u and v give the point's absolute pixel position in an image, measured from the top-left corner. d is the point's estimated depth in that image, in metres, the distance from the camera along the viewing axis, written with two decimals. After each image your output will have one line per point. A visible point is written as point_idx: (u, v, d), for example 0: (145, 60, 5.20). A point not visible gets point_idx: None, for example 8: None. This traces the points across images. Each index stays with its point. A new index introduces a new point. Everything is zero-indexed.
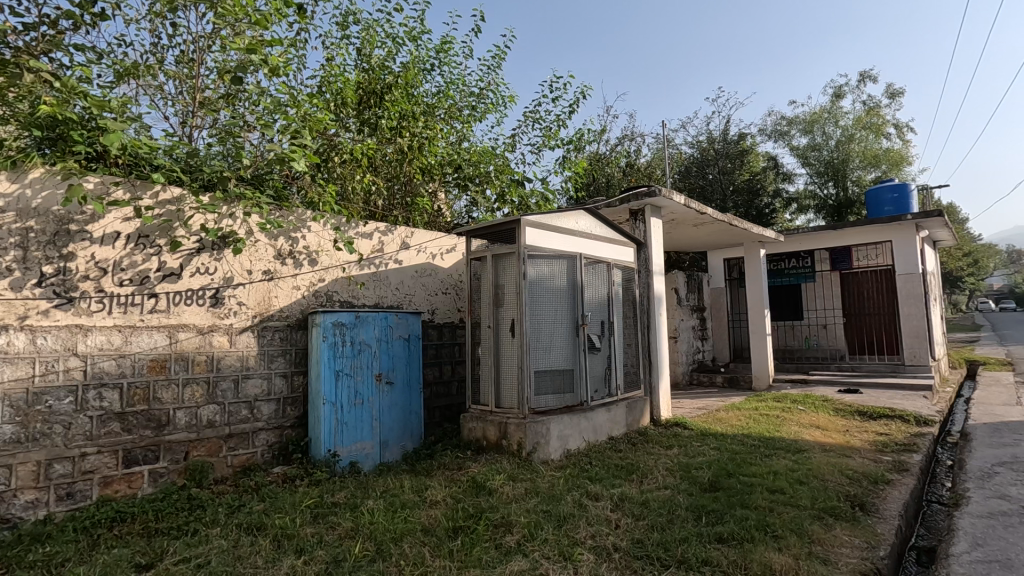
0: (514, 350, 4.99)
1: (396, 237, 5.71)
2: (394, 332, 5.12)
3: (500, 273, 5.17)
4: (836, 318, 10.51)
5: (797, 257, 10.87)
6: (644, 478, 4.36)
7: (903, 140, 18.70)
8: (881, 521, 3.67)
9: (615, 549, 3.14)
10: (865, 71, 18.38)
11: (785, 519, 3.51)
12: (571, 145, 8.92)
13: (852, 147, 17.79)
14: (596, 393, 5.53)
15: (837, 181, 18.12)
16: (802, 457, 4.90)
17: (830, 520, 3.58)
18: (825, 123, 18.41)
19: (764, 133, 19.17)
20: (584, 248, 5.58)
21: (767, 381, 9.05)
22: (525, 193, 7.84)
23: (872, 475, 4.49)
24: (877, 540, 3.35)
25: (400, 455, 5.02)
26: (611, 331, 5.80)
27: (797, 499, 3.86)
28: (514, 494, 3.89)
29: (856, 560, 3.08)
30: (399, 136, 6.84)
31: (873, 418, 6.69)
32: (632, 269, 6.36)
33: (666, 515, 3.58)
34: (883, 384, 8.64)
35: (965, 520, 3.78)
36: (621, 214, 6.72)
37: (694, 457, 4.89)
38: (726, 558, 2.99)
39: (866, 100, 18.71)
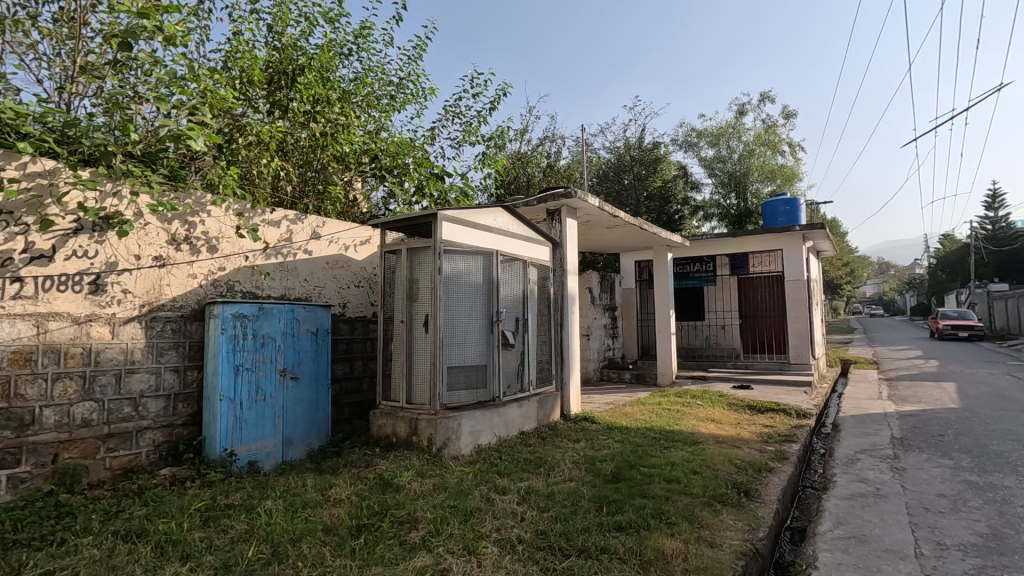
0: (427, 345, 4.95)
1: (306, 226, 5.46)
2: (301, 326, 4.92)
3: (416, 267, 5.10)
4: (733, 319, 11.28)
5: (700, 261, 11.59)
6: (551, 471, 4.49)
7: (796, 158, 20.47)
8: (761, 506, 4.00)
9: (519, 541, 3.21)
10: (765, 92, 19.93)
11: (679, 507, 3.75)
12: (491, 142, 8.95)
13: (752, 162, 19.23)
14: (508, 388, 5.61)
15: (739, 192, 19.52)
16: (697, 448, 5.25)
17: (718, 506, 3.86)
18: (729, 137, 19.72)
19: (675, 143, 20.27)
20: (501, 245, 5.63)
21: (670, 378, 9.60)
22: (444, 187, 7.78)
23: (757, 463, 4.90)
24: (757, 522, 3.66)
25: (304, 454, 4.83)
26: (525, 328, 5.90)
27: (690, 487, 4.13)
28: (422, 490, 3.86)
29: (738, 541, 3.34)
30: (313, 121, 6.55)
31: (761, 411, 7.30)
32: (547, 267, 6.50)
33: (570, 507, 3.70)
34: (770, 380, 9.44)
35: (831, 501, 4.21)
36: (538, 213, 6.84)
37: (599, 450, 5.09)
38: (623, 545, 3.14)
39: (765, 119, 20.31)
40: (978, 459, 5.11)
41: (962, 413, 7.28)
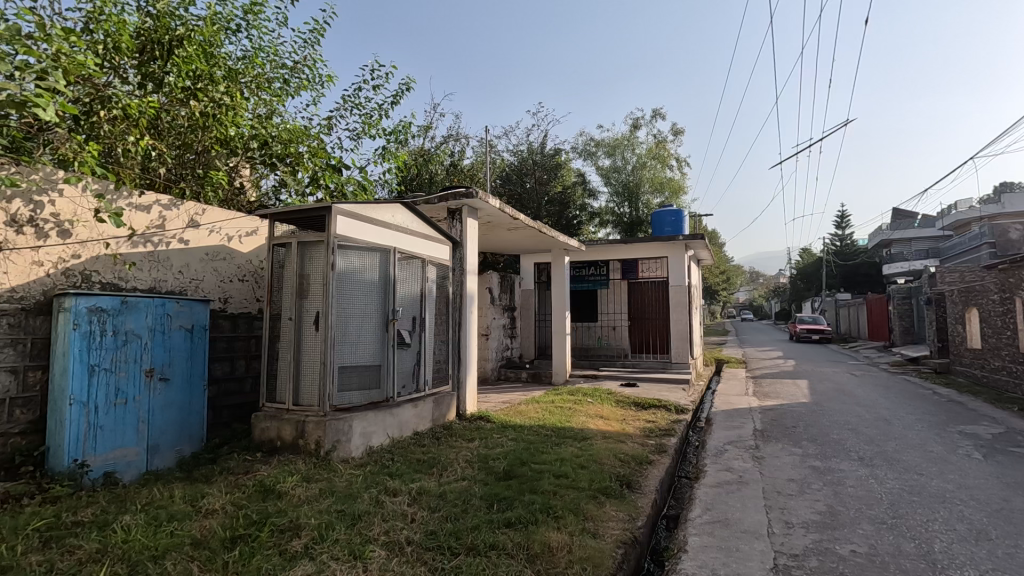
0: (317, 344, 4.73)
1: (182, 213, 5.00)
2: (173, 322, 4.50)
3: (307, 262, 4.86)
4: (623, 320, 11.93)
5: (595, 265, 12.12)
6: (444, 471, 4.47)
7: (682, 172, 22.07)
8: (641, 497, 4.28)
9: (407, 543, 3.17)
10: (656, 109, 21.29)
11: (566, 501, 3.90)
12: (392, 137, 8.74)
13: (643, 174, 20.48)
14: (403, 388, 5.50)
15: (631, 202, 20.72)
16: (586, 444, 5.49)
17: (602, 498, 4.07)
18: (625, 149, 20.81)
19: (575, 151, 21.06)
20: (399, 242, 5.52)
21: (564, 376, 9.96)
22: (341, 179, 7.49)
23: (639, 456, 5.23)
24: (637, 512, 3.91)
25: (174, 461, 4.42)
26: (422, 327, 5.83)
27: (577, 482, 4.31)
28: (306, 496, 3.69)
29: (619, 531, 3.55)
30: (194, 99, 6.01)
31: (645, 407, 7.80)
32: (446, 266, 6.47)
33: (461, 506, 3.71)
34: (654, 378, 10.11)
35: (702, 489, 4.59)
36: (438, 212, 6.79)
37: (493, 449, 5.15)
38: (511, 541, 3.20)
39: (656, 134, 21.69)
40: (822, 446, 5.85)
41: (812, 406, 8.26)
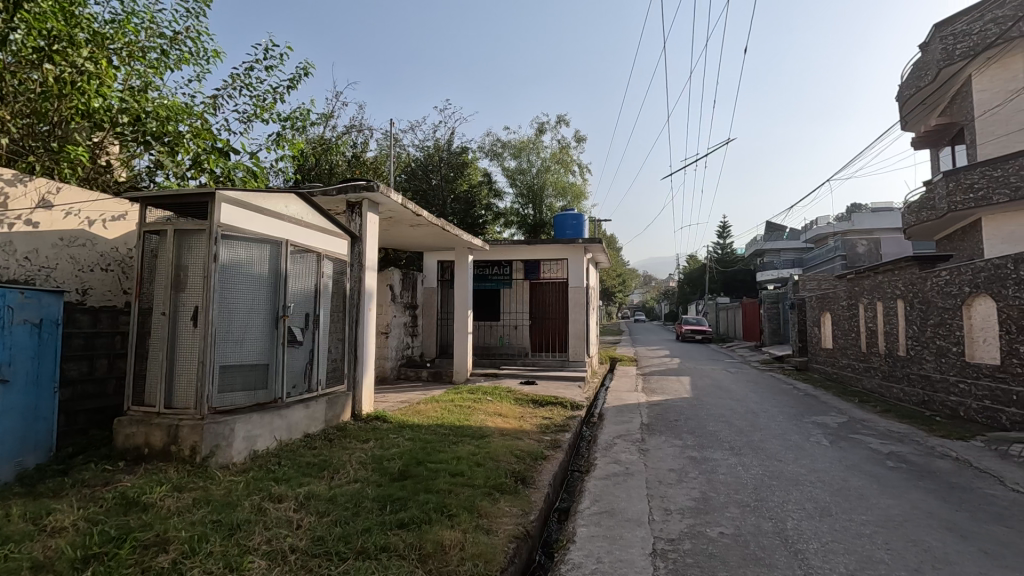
0: (195, 341, 4.35)
1: (31, 192, 4.39)
2: (15, 316, 3.92)
3: (185, 252, 4.46)
4: (524, 320, 12.19)
5: (498, 265, 12.25)
6: (335, 474, 4.30)
7: (584, 178, 22.93)
8: (534, 491, 4.40)
9: (291, 551, 3.01)
10: (561, 115, 21.92)
11: (461, 499, 3.91)
12: (288, 123, 8.25)
13: (547, 178, 21.04)
14: (293, 389, 5.22)
15: (535, 204, 21.20)
16: (483, 442, 5.55)
17: (497, 495, 4.13)
18: (530, 152, 21.21)
19: (481, 151, 21.14)
20: (292, 235, 5.22)
21: (465, 375, 9.99)
22: (229, 164, 6.96)
23: (534, 453, 5.37)
24: (530, 507, 4.01)
25: (13, 475, 3.85)
26: (315, 324, 5.56)
27: (473, 479, 4.34)
28: (176, 507, 3.38)
29: (512, 526, 3.62)
30: (50, 62, 5.35)
31: (542, 405, 8.02)
32: (344, 262, 6.23)
33: (352, 509, 3.60)
34: (552, 376, 10.43)
35: (592, 482, 4.82)
36: (336, 204, 6.53)
37: (388, 449, 5.04)
38: (403, 542, 3.15)
39: (560, 140, 22.33)
40: (699, 438, 6.36)
41: (693, 401, 8.95)
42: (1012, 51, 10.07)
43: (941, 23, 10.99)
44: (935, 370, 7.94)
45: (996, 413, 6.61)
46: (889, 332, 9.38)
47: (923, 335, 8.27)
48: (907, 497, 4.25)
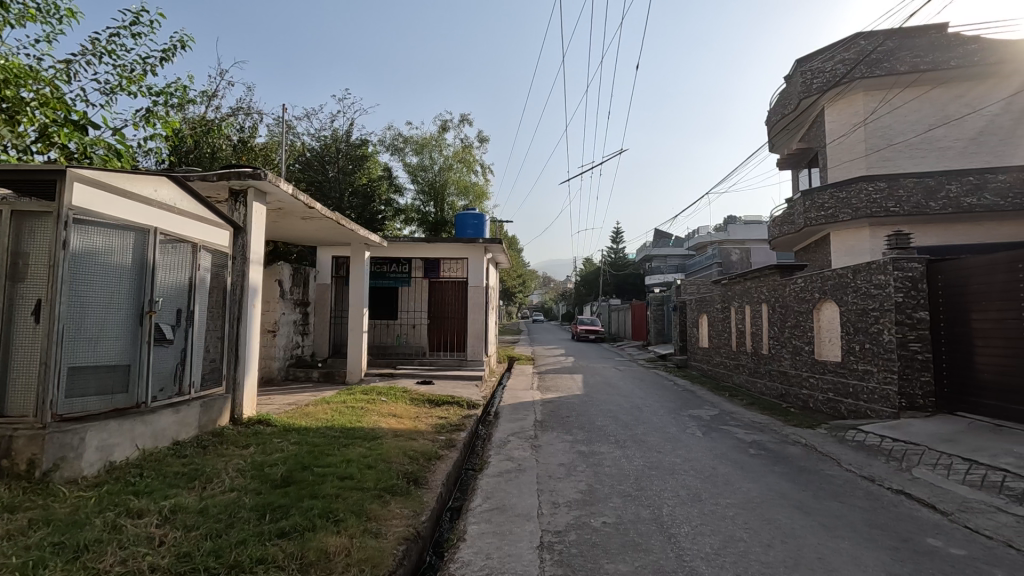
0: (36, 339, 3.80)
1: None
2: None
3: (26, 237, 3.88)
4: (422, 319, 12.03)
5: (397, 262, 12.01)
6: (208, 483, 3.97)
7: (486, 178, 23.08)
8: (427, 492, 4.36)
9: (151, 570, 2.72)
10: (465, 114, 21.87)
11: (348, 503, 3.76)
12: (160, 99, 7.48)
13: (449, 176, 20.94)
14: (160, 392, 4.74)
15: (436, 202, 21.01)
16: (375, 443, 5.40)
17: (387, 497, 4.03)
18: (432, 149, 20.96)
19: (382, 144, 20.56)
20: (162, 222, 4.75)
21: (359, 375, 9.66)
22: (85, 139, 6.18)
23: (428, 453, 5.32)
24: (421, 507, 3.97)
25: None
26: (189, 321, 5.10)
27: (363, 482, 4.20)
28: (5, 530, 2.93)
29: (401, 528, 3.55)
30: None
31: (438, 404, 7.97)
32: (224, 254, 5.77)
33: (226, 520, 3.34)
34: (450, 376, 10.40)
35: (485, 480, 4.86)
36: (218, 191, 6.03)
37: (270, 454, 4.74)
38: (283, 552, 2.98)
39: (463, 139, 22.28)
40: (588, 433, 6.66)
41: (584, 398, 9.36)
42: (855, 90, 11.62)
43: (802, 59, 12.41)
44: (791, 367, 8.94)
45: (837, 404, 7.58)
46: (755, 333, 10.42)
47: (782, 336, 9.28)
48: (764, 480, 4.75)
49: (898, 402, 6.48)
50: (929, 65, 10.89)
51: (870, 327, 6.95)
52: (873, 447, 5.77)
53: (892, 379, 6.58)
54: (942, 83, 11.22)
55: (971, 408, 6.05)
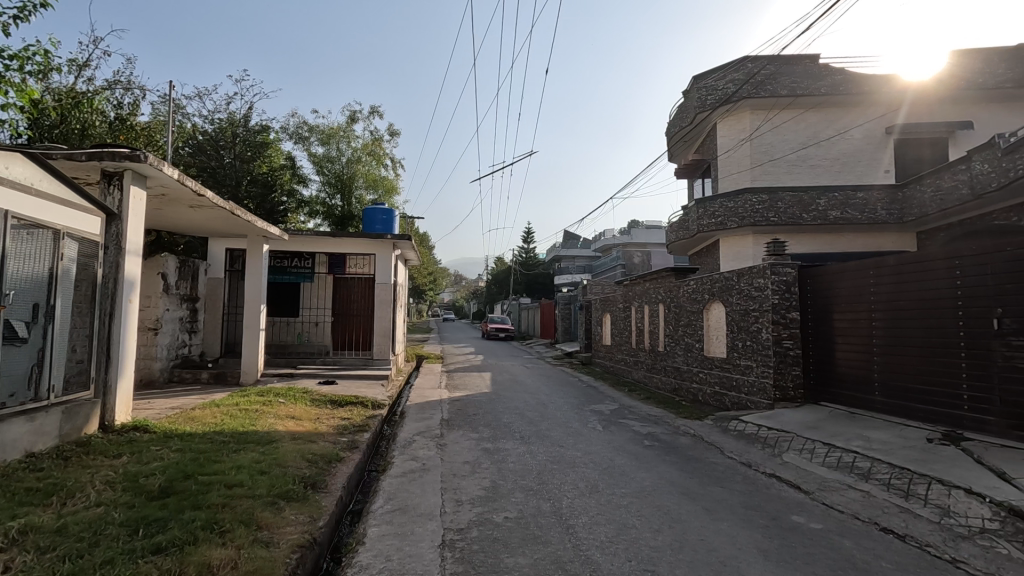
0: None
1: None
2: None
3: None
4: (326, 316, 11.54)
5: (299, 257, 11.46)
6: (70, 499, 3.55)
7: (397, 173, 22.53)
8: (325, 496, 4.18)
9: None
10: (375, 106, 21.20)
11: (236, 513, 3.52)
12: (14, 63, 6.56)
13: (358, 169, 20.22)
14: (10, 397, 4.17)
15: (343, 195, 20.24)
16: (270, 447, 5.10)
17: (281, 503, 3.82)
18: (340, 139, 20.13)
19: (284, 132, 19.44)
20: (15, 204, 4.18)
21: (254, 376, 9.08)
22: None
23: (328, 455, 5.11)
24: (318, 513, 3.80)
25: None
26: (47, 317, 4.53)
27: (254, 489, 3.95)
28: None
29: (296, 535, 3.38)
30: None
31: (341, 404, 7.69)
32: (94, 243, 5.17)
33: (90, 539, 3.00)
34: (354, 375, 10.06)
35: (387, 481, 4.76)
36: (88, 172, 5.39)
37: (147, 463, 4.32)
38: (158, 569, 2.72)
39: (373, 131, 21.58)
40: (493, 430, 6.73)
41: (491, 396, 9.45)
42: (743, 108, 12.66)
43: (698, 76, 13.31)
44: (683, 363, 9.58)
45: (722, 397, 8.23)
46: (652, 332, 11.05)
47: (676, 334, 9.92)
48: (657, 470, 5.06)
49: (773, 394, 7.15)
50: (804, 90, 12.12)
51: (751, 325, 7.62)
52: (751, 436, 6.32)
53: (768, 373, 7.24)
54: (815, 107, 12.53)
55: (832, 398, 6.84)
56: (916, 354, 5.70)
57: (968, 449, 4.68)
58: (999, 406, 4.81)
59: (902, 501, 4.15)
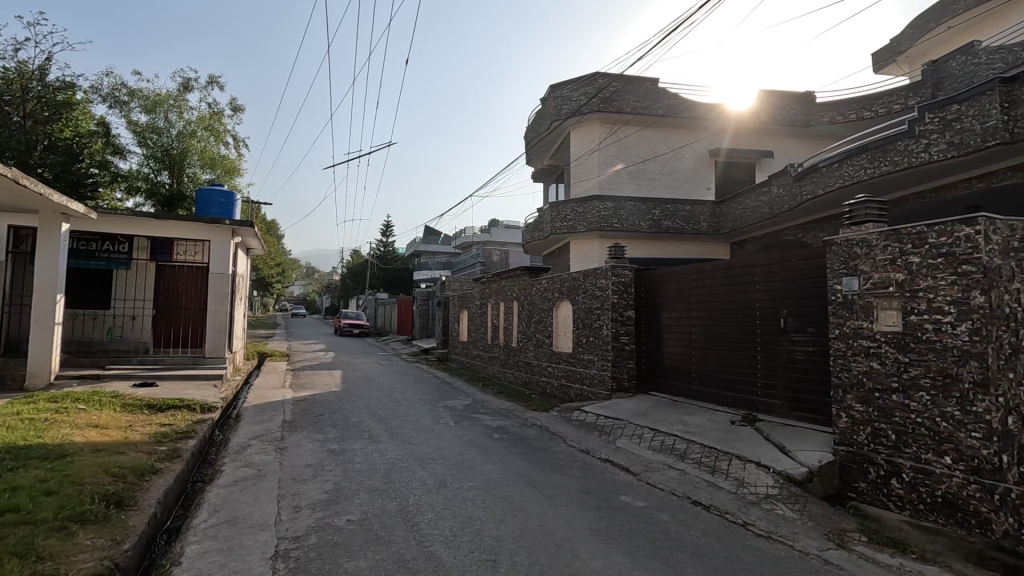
0: None
1: None
2: None
3: None
4: (146, 310, 10.12)
5: (112, 240, 9.96)
6: None
7: (239, 152, 20.41)
8: (134, 514, 3.64)
9: None
10: (214, 76, 18.95)
11: (6, 545, 2.92)
12: None
13: (192, 144, 17.96)
14: None
15: (172, 171, 17.96)
16: (62, 462, 4.32)
17: (73, 527, 3.24)
18: (169, 109, 17.68)
19: (96, 93, 16.65)
20: None
21: (46, 379, 7.68)
22: None
23: (140, 467, 4.47)
24: (124, 534, 3.30)
25: None
26: None
27: (36, 514, 3.31)
28: None
29: (91, 563, 2.89)
30: None
31: (162, 409, 6.78)
32: None
33: None
34: (180, 375, 8.95)
35: (213, 492, 4.30)
36: None
37: None
38: None
39: (211, 103, 19.31)
40: (340, 430, 6.43)
41: (340, 395, 9.02)
42: (594, 120, 13.59)
43: (554, 85, 13.98)
44: (534, 357, 10.03)
45: (567, 388, 8.77)
46: (506, 328, 11.40)
47: (528, 331, 10.35)
48: (504, 461, 5.22)
49: (610, 385, 7.79)
50: (645, 109, 13.35)
51: (593, 322, 8.21)
52: (591, 424, 6.83)
53: (607, 366, 7.87)
54: (654, 126, 13.86)
55: (659, 387, 7.64)
56: (726, 349, 6.58)
57: (760, 428, 5.53)
58: (783, 391, 5.74)
59: (709, 476, 4.78)
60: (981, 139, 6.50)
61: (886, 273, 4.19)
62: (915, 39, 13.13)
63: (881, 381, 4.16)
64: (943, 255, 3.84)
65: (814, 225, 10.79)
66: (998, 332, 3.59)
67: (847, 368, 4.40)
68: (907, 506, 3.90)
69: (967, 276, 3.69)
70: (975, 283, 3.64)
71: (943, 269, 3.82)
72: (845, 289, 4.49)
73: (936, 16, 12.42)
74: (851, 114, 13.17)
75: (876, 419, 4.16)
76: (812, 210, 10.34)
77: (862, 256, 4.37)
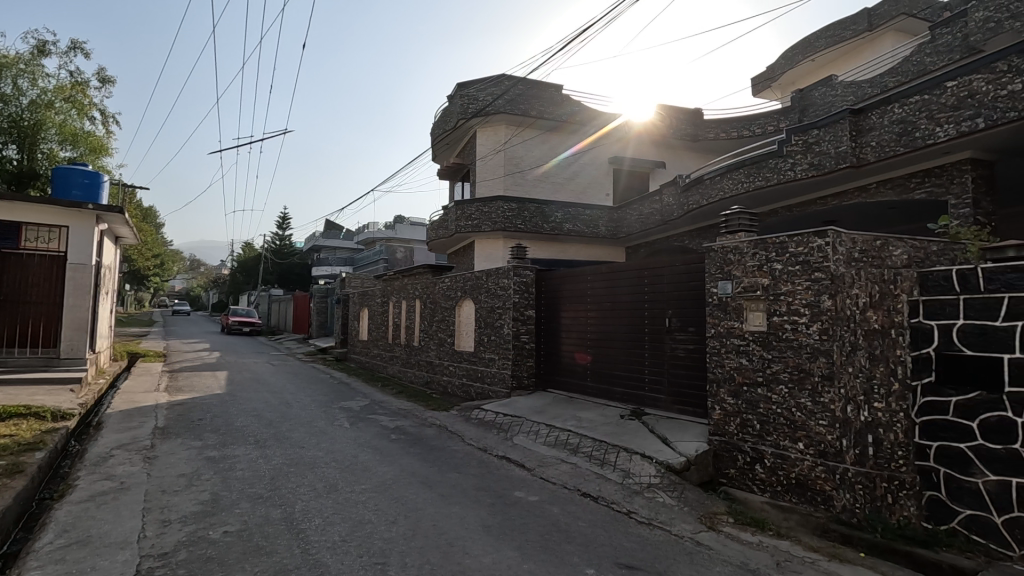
0: None
1: None
2: None
3: None
4: None
5: None
6: None
7: (108, 128, 18.25)
8: None
9: None
10: (76, 40, 16.78)
11: None
12: None
13: (48, 116, 15.73)
14: None
15: (21, 146, 15.72)
16: None
17: None
18: (19, 74, 15.43)
19: None
20: None
21: None
22: None
23: None
24: None
25: None
26: None
27: None
28: None
29: None
30: None
31: (2, 417, 5.91)
32: None
33: None
34: (27, 379, 7.85)
35: (63, 510, 3.81)
36: None
37: None
38: None
39: (73, 71, 17.10)
40: (221, 436, 5.96)
41: (223, 397, 8.38)
42: (499, 121, 13.74)
43: (462, 84, 13.96)
44: (435, 356, 9.94)
45: (468, 387, 8.79)
46: (408, 326, 11.19)
47: (430, 329, 10.23)
48: (399, 462, 5.12)
49: (510, 383, 7.92)
50: (549, 114, 13.72)
51: (495, 321, 8.31)
52: (490, 422, 6.90)
53: (507, 364, 8.00)
54: (557, 131, 14.28)
55: (556, 384, 7.88)
56: (617, 346, 6.95)
57: (646, 422, 5.88)
58: (667, 387, 6.15)
59: (599, 468, 5.01)
60: (835, 162, 7.38)
61: (754, 278, 4.63)
62: (786, 68, 14.62)
63: (748, 376, 4.59)
64: (800, 262, 4.30)
65: (698, 233, 11.66)
66: (842, 331, 4.07)
67: (721, 364, 4.82)
68: (767, 488, 4.33)
69: (818, 281, 4.16)
70: (825, 288, 4.12)
71: (800, 275, 4.29)
72: (720, 292, 4.91)
73: (803, 50, 13.94)
74: (732, 132, 14.41)
75: (744, 411, 4.58)
76: (697, 219, 11.18)
77: (735, 262, 4.80)
